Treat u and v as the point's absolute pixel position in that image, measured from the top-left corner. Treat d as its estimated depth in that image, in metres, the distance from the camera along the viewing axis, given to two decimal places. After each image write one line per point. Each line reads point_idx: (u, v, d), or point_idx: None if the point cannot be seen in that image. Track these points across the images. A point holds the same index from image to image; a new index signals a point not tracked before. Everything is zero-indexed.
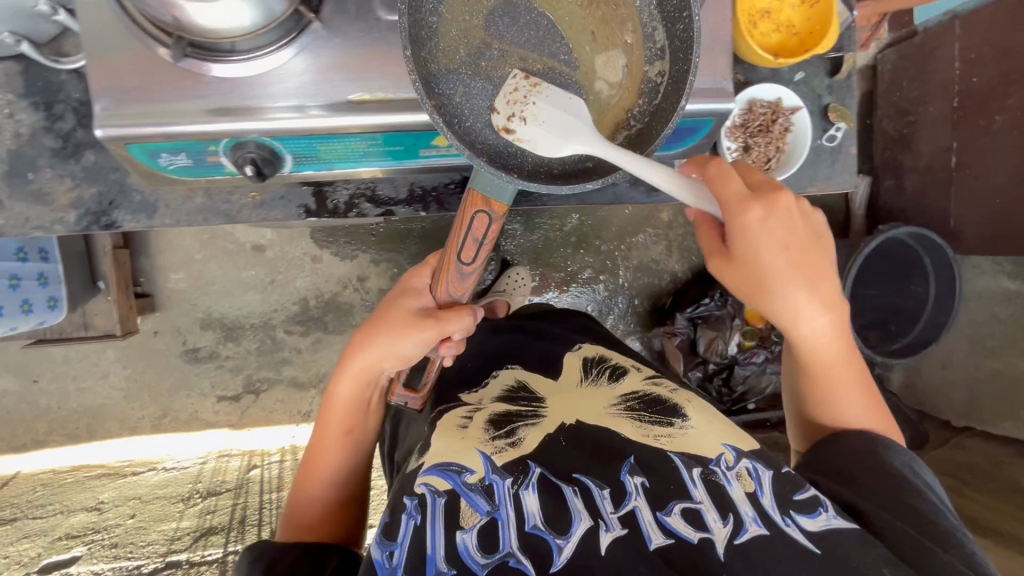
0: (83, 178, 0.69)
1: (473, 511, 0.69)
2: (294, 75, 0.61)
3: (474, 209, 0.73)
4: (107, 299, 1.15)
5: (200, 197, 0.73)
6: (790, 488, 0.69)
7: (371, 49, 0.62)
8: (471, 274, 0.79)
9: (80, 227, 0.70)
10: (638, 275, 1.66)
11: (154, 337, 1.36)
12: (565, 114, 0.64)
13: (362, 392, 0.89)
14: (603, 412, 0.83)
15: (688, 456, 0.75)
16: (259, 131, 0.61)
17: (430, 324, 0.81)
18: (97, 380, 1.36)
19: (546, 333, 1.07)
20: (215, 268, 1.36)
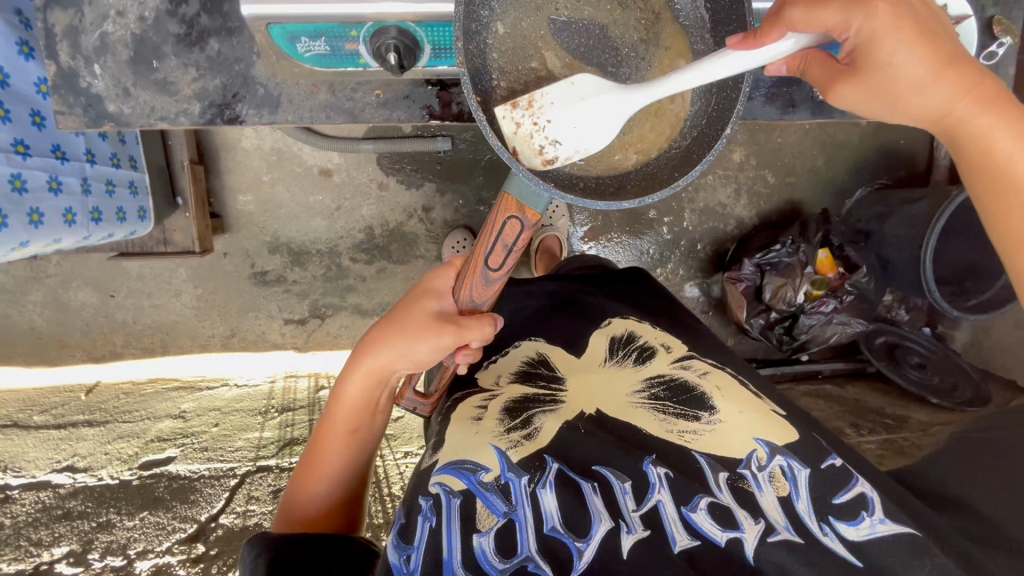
0: (206, 68, 0.68)
1: (488, 510, 0.70)
2: None
3: (507, 217, 0.65)
4: (186, 216, 1.15)
5: (322, 94, 0.70)
6: (829, 492, 0.72)
7: None
8: (494, 280, 0.71)
9: (203, 120, 0.69)
10: (702, 219, 1.62)
11: (224, 258, 1.38)
12: (585, 107, 0.60)
13: (372, 391, 0.80)
14: (626, 401, 0.84)
15: (716, 457, 0.76)
16: (398, 16, 0.59)
17: (449, 329, 0.73)
18: (170, 298, 1.39)
19: (580, 304, 1.03)
20: (283, 192, 1.35)
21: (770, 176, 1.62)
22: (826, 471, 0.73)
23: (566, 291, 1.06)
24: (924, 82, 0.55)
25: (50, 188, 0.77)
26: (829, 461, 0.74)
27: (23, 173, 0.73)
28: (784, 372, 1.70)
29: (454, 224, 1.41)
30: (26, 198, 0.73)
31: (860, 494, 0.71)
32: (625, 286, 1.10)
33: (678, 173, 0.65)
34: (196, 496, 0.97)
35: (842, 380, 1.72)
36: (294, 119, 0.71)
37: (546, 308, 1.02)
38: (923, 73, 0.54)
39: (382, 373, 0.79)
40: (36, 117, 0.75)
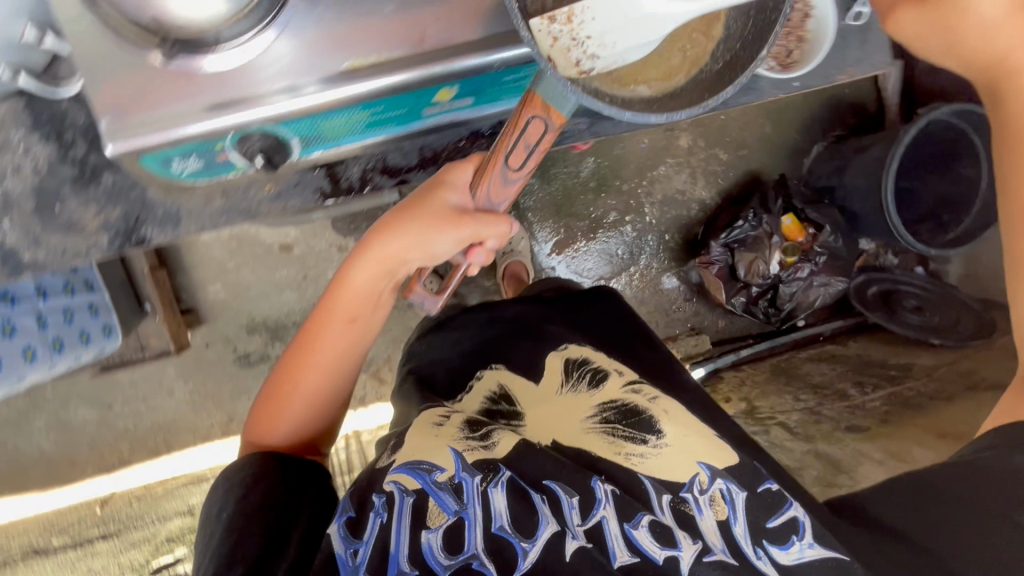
0: (105, 201, 0.62)
1: (440, 508, 0.72)
2: (270, 62, 0.54)
3: (529, 116, 0.59)
4: (156, 320, 1.20)
5: (219, 198, 0.64)
6: (764, 515, 0.76)
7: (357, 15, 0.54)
8: (514, 180, 0.65)
9: (113, 251, 0.64)
10: (665, 209, 1.61)
11: (206, 349, 1.42)
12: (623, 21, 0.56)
13: (377, 282, 0.77)
14: (578, 426, 0.86)
15: (662, 481, 0.79)
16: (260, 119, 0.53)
17: (465, 220, 0.67)
18: (163, 396, 1.43)
19: (541, 328, 1.03)
20: (249, 274, 1.39)
21: (722, 153, 1.61)
22: (761, 495, 0.78)
23: (524, 315, 1.06)
24: (991, 24, 0.64)
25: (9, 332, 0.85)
26: (765, 486, 0.79)
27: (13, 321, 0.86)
28: (779, 342, 1.66)
29: None
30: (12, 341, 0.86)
31: (792, 517, 0.75)
32: (581, 305, 1.10)
33: (710, 93, 0.61)
34: None
35: (845, 337, 1.68)
36: (200, 230, 0.65)
37: (505, 335, 1.02)
38: (990, 15, 0.64)
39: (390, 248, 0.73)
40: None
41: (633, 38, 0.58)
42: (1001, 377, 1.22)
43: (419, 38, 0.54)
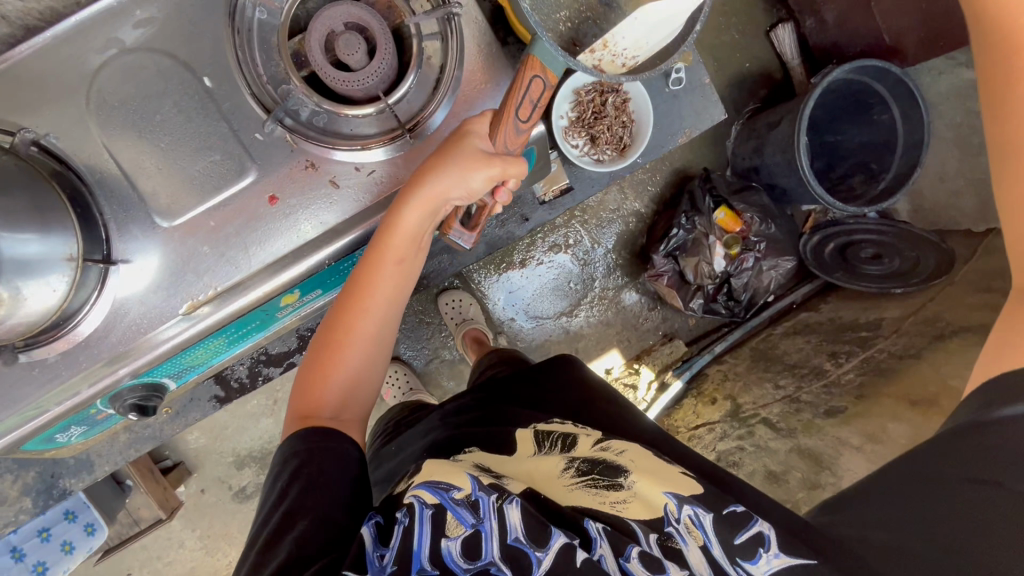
0: (18, 467, 0.81)
1: (456, 521, 0.58)
2: (117, 322, 0.58)
3: (530, 77, 0.59)
4: (141, 492, 1.23)
5: (122, 435, 0.85)
6: (730, 531, 0.63)
7: (177, 255, 0.59)
8: (524, 134, 0.62)
9: (38, 506, 0.83)
10: (604, 230, 1.62)
11: (204, 494, 1.45)
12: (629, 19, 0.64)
13: (426, 217, 0.64)
14: (559, 484, 0.70)
15: (644, 520, 0.64)
16: (128, 376, 0.59)
17: (491, 164, 0.61)
18: (177, 551, 1.46)
19: (499, 412, 0.88)
20: (223, 413, 1.42)
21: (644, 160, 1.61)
22: (730, 513, 0.65)
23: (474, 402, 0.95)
24: None
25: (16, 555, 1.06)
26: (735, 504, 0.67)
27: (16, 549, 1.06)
28: (752, 327, 1.65)
29: None
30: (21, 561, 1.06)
31: (759, 532, 0.63)
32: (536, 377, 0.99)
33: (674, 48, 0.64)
34: None
35: (818, 300, 1.67)
36: (111, 464, 0.86)
37: (457, 428, 0.87)
38: None
39: (438, 204, 0.63)
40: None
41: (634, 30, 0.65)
42: (966, 319, 1.21)
43: (245, 257, 0.60)
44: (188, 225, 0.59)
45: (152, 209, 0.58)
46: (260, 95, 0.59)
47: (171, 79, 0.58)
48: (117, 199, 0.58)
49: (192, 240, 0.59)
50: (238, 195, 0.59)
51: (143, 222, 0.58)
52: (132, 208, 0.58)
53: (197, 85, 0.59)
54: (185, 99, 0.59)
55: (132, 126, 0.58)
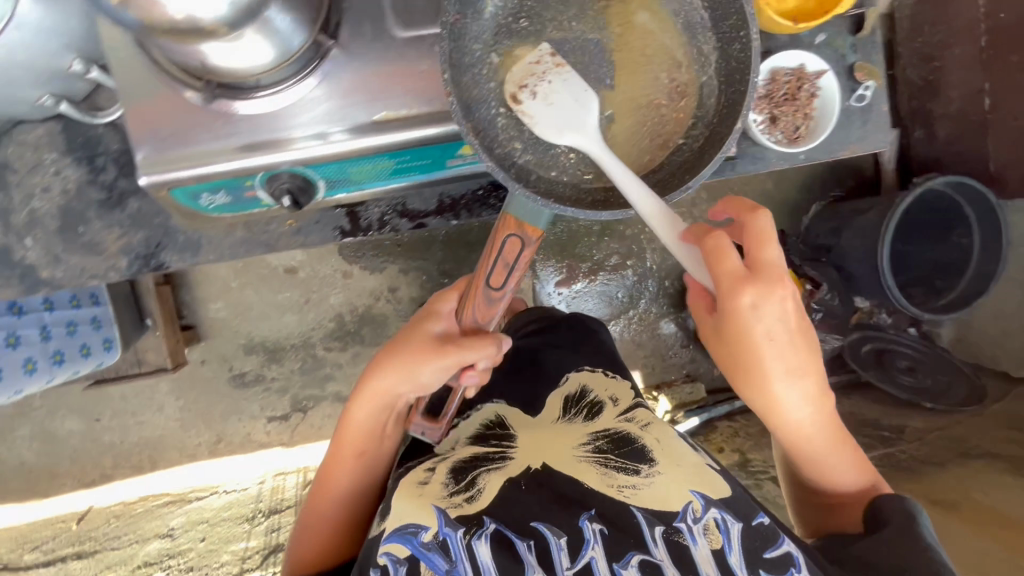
0: (129, 225, 0.64)
1: (430, 569, 0.66)
2: (311, 105, 0.57)
3: (507, 234, 0.67)
4: (156, 336, 1.20)
5: (239, 231, 0.67)
6: (761, 545, 0.70)
7: (398, 69, 0.58)
8: (493, 300, 0.73)
9: (130, 273, 0.65)
10: (665, 256, 1.64)
11: (202, 366, 1.41)
12: (575, 104, 0.63)
13: (378, 418, 0.82)
14: (571, 455, 0.81)
15: (653, 511, 0.72)
16: (287, 162, 0.57)
17: (453, 352, 0.75)
18: (154, 413, 1.42)
19: (539, 364, 1.02)
20: (252, 294, 1.40)
21: None
22: (760, 526, 0.73)
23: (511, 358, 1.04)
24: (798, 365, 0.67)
25: (7, 344, 0.86)
26: (761, 517, 0.74)
27: None
28: None
29: (421, 299, 1.45)
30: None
31: (787, 552, 0.70)
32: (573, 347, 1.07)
33: (693, 172, 0.65)
34: None
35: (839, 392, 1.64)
36: (216, 258, 0.67)
37: (502, 377, 1.02)
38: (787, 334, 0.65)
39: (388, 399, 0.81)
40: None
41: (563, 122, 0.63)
42: (993, 448, 1.21)
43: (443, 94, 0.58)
44: (416, 40, 0.58)
45: (393, 15, 0.58)
46: None
47: None
48: None
49: (416, 55, 0.58)
50: None
51: (381, 23, 0.58)
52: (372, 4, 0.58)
53: None
54: None
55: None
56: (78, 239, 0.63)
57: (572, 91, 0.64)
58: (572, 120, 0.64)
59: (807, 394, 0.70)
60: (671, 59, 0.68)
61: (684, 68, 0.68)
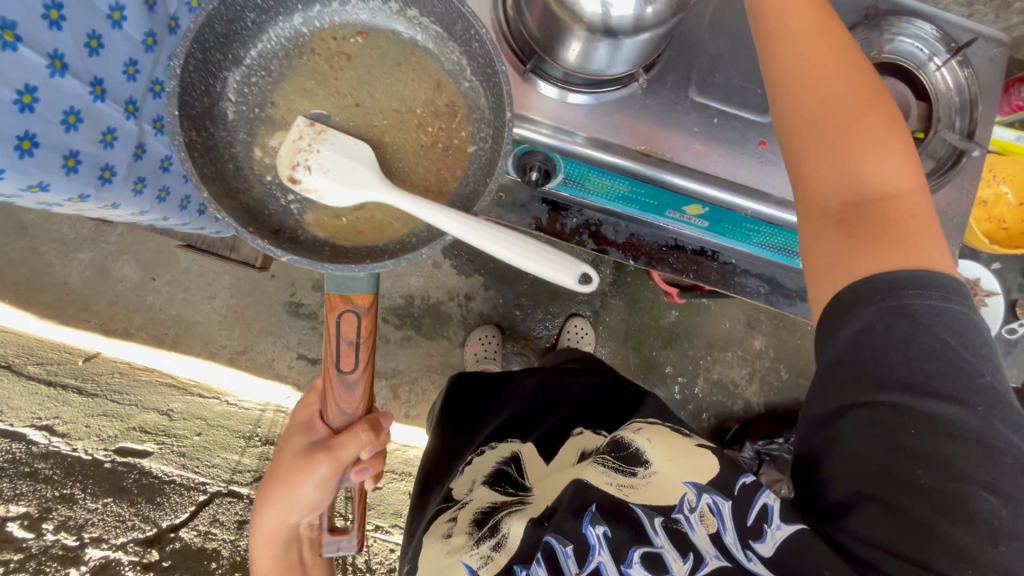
0: None
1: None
2: (593, 117, 0.62)
3: (338, 316, 0.60)
4: None
5: None
6: (744, 513, 0.66)
7: (673, 119, 0.63)
8: (354, 383, 0.65)
9: None
10: (713, 390, 1.65)
11: (270, 279, 1.44)
12: (352, 165, 0.51)
13: (287, 552, 0.74)
14: (574, 468, 0.78)
15: (650, 505, 0.69)
16: (549, 145, 0.62)
17: (318, 466, 0.67)
18: (204, 299, 1.44)
19: (553, 415, 0.96)
20: None
21: (785, 371, 1.66)
22: (744, 489, 0.68)
23: (537, 399, 1.02)
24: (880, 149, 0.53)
25: (184, 175, 0.85)
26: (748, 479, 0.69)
27: (173, 157, 0.80)
28: None
29: (488, 318, 1.49)
30: (165, 176, 0.80)
31: (765, 507, 0.65)
32: (595, 390, 1.01)
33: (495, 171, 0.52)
34: (163, 500, 0.96)
35: None
36: None
37: (516, 417, 0.98)
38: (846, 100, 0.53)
39: (285, 531, 0.73)
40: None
41: (349, 188, 0.51)
42: None
43: (707, 160, 0.62)
44: (701, 105, 0.63)
45: (694, 78, 0.63)
46: None
47: None
48: (676, 47, 0.63)
49: (694, 120, 0.62)
50: (748, 123, 0.63)
51: (680, 83, 0.63)
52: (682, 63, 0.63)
53: None
54: None
55: (732, 24, 0.64)
56: None
57: (342, 149, 0.52)
58: (349, 171, 0.51)
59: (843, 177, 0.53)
60: (428, 89, 0.58)
61: (475, 93, 0.58)
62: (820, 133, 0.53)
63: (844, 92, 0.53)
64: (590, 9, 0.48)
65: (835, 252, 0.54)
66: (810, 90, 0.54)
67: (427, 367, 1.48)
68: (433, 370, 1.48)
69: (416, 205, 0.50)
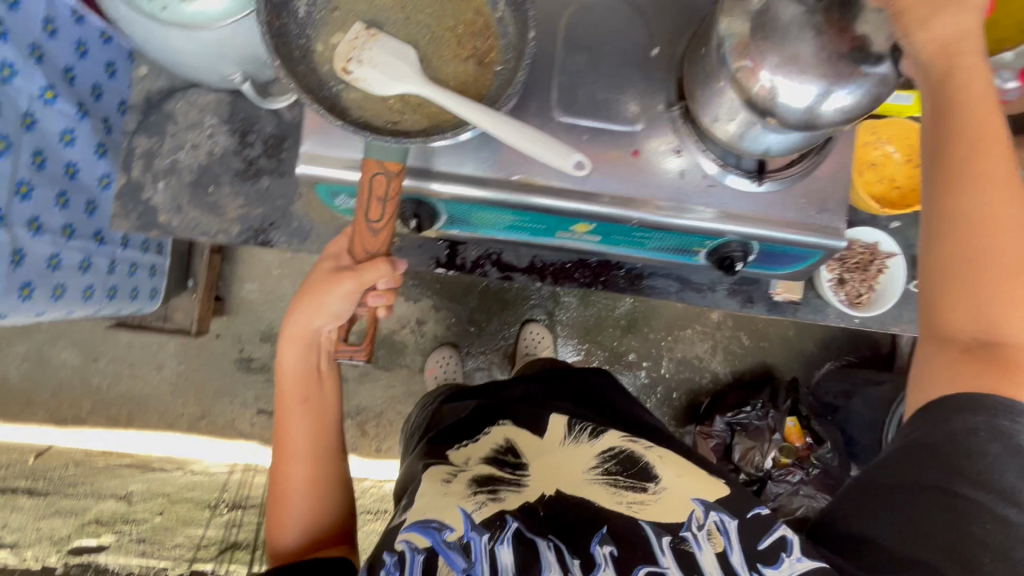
0: (253, 200, 0.69)
1: (446, 567, 0.58)
2: (462, 155, 0.61)
3: (370, 172, 0.56)
4: (193, 298, 1.22)
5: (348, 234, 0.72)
6: (754, 536, 0.63)
7: (543, 141, 0.62)
8: (381, 234, 0.58)
9: (237, 240, 0.69)
10: (680, 368, 1.66)
11: (215, 339, 1.41)
12: (400, 58, 0.53)
13: (307, 357, 0.71)
14: (580, 477, 0.72)
15: (659, 523, 0.64)
16: (419, 190, 0.61)
17: (340, 277, 0.61)
18: (151, 370, 1.41)
19: (546, 404, 0.85)
20: (288, 286, 1.42)
21: (745, 338, 1.68)
22: (754, 518, 0.65)
23: (530, 395, 0.88)
24: None
25: (81, 267, 0.82)
26: (757, 510, 0.66)
27: (62, 254, 0.78)
28: None
29: (443, 339, 1.49)
30: (56, 274, 0.78)
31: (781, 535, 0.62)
32: (588, 398, 0.90)
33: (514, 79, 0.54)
34: None
35: None
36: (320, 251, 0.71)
37: (507, 403, 0.85)
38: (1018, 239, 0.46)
39: (308, 338, 0.70)
40: (62, 198, 0.77)
41: (389, 76, 0.53)
42: None
43: (585, 177, 0.62)
44: (569, 125, 0.62)
45: (556, 99, 0.62)
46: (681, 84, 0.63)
47: (630, 29, 0.64)
48: (535, 72, 0.63)
49: (564, 139, 0.62)
50: (619, 136, 0.63)
51: (545, 106, 0.62)
52: (544, 85, 0.63)
53: (645, 50, 0.64)
54: (630, 52, 0.64)
55: (586, 40, 0.64)
56: (205, 197, 0.69)
57: (393, 48, 0.53)
58: (394, 67, 0.52)
59: (988, 312, 0.46)
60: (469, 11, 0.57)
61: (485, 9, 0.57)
62: (972, 278, 0.46)
63: (1017, 238, 0.46)
64: (778, 94, 0.50)
65: (945, 369, 0.49)
66: (980, 226, 0.46)
67: (390, 399, 1.47)
68: (397, 400, 1.47)
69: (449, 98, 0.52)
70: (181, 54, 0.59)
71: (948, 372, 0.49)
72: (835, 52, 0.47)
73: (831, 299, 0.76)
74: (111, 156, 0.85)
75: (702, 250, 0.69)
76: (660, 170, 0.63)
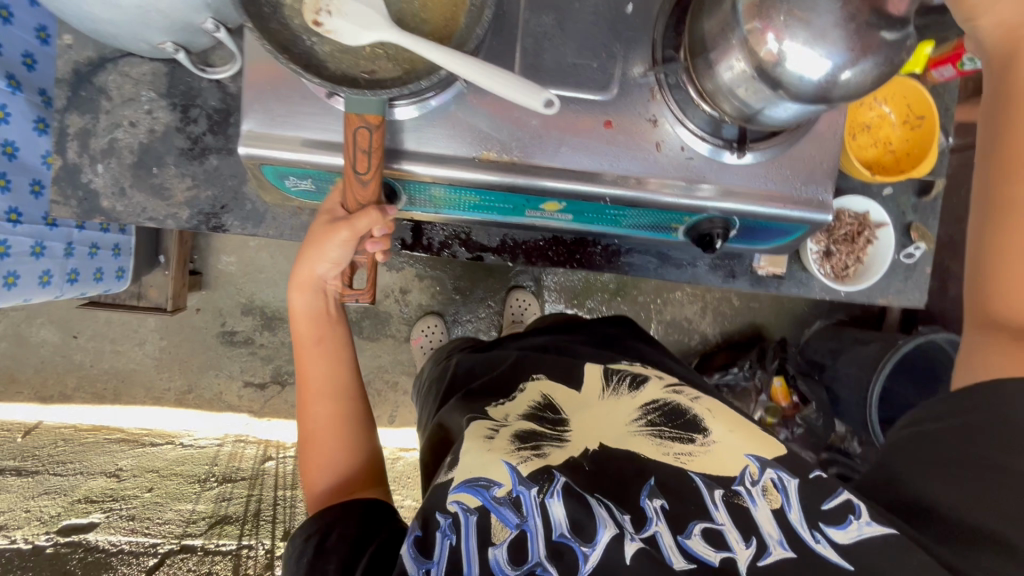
0: (202, 180, 0.66)
1: (500, 524, 0.49)
2: (420, 129, 0.56)
3: (352, 130, 0.50)
4: (165, 274, 1.18)
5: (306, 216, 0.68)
6: (817, 495, 0.53)
7: (508, 109, 0.57)
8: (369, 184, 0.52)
9: (188, 224, 0.67)
10: (668, 330, 1.65)
11: (196, 313, 1.39)
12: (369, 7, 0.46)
13: (317, 301, 0.61)
14: (624, 427, 0.60)
15: (709, 475, 0.55)
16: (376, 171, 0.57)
17: (335, 227, 0.53)
18: (133, 346, 1.39)
19: (572, 352, 0.73)
20: (266, 258, 1.38)
21: (736, 299, 1.66)
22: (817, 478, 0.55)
23: (552, 346, 0.75)
24: None
25: (33, 252, 0.79)
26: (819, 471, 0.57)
27: (9, 240, 0.74)
28: None
29: (428, 307, 1.47)
30: (7, 261, 0.74)
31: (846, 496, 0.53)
32: (613, 345, 0.78)
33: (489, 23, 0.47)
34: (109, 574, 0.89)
35: None
36: (276, 233, 0.70)
37: (528, 357, 0.72)
38: None
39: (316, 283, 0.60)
40: (3, 180, 0.73)
41: (360, 27, 0.47)
42: None
43: (553, 151, 0.58)
44: None
45: (520, 64, 0.57)
46: (657, 45, 0.58)
47: None
48: (497, 34, 0.57)
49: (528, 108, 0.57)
50: (589, 104, 0.57)
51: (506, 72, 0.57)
52: (506, 47, 0.57)
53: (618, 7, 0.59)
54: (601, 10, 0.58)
55: None
56: (150, 179, 0.65)
57: None
58: (366, 15, 0.46)
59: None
60: None
61: None
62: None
63: None
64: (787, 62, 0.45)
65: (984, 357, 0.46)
66: None
67: (377, 369, 1.47)
68: (384, 370, 1.47)
69: (424, 46, 0.46)
70: (103, 22, 0.53)
71: (1012, 357, 0.45)
72: (860, 23, 0.43)
73: (816, 273, 0.74)
74: (52, 133, 0.80)
75: (681, 226, 0.65)
76: (633, 140, 0.58)
